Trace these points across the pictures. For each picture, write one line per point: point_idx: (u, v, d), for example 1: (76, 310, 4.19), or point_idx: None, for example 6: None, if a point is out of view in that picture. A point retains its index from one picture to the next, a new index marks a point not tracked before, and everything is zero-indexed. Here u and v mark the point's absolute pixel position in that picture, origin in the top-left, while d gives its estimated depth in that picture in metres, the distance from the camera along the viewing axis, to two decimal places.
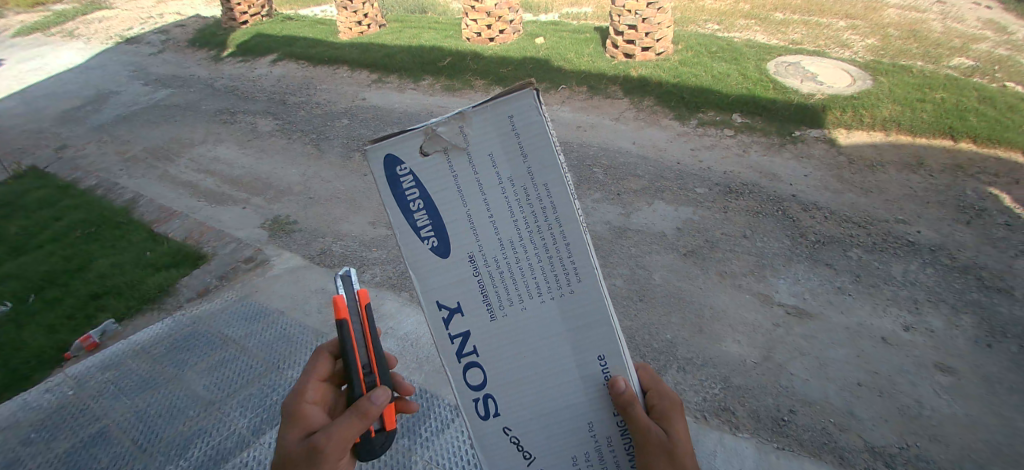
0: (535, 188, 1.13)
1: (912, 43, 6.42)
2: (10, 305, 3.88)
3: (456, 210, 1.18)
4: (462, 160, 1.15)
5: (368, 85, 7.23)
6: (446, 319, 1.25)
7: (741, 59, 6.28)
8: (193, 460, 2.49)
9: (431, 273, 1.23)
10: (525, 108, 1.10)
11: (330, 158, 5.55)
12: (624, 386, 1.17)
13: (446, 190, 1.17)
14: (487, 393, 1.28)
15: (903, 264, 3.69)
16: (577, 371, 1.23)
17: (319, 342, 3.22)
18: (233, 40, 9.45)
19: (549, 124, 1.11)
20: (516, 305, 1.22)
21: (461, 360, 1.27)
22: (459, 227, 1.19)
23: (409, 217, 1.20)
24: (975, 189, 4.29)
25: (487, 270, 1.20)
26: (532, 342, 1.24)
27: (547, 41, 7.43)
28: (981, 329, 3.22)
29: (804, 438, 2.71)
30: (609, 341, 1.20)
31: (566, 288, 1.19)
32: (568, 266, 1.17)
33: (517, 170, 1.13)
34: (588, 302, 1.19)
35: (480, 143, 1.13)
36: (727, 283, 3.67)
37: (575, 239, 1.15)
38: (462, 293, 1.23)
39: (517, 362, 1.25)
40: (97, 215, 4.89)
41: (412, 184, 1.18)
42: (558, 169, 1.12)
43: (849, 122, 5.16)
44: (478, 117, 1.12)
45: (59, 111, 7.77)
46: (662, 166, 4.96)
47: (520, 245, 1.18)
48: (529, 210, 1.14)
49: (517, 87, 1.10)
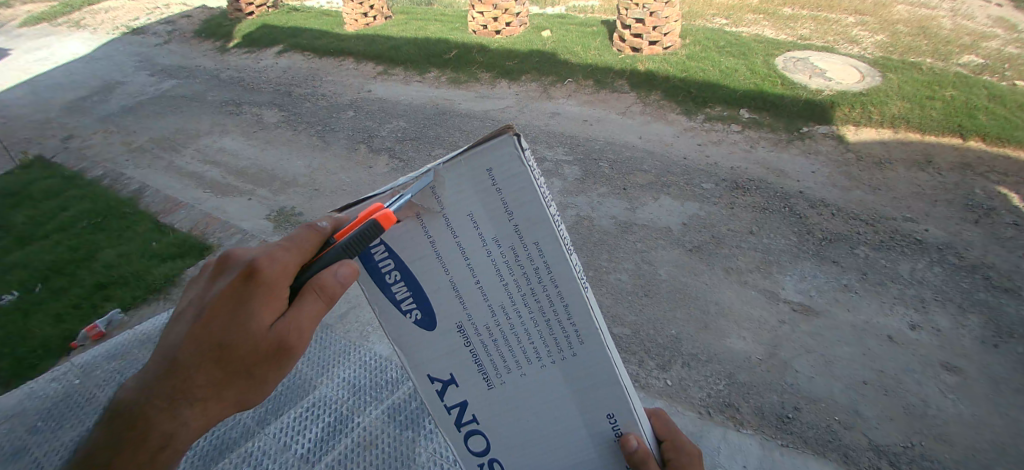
0: (525, 247, 1.02)
1: (921, 40, 6.35)
2: (18, 294, 3.90)
3: (437, 280, 1.09)
4: (438, 224, 1.03)
5: (373, 77, 7.21)
6: (440, 391, 1.23)
7: (749, 54, 6.23)
8: (198, 450, 2.39)
9: (419, 346, 1.18)
10: (505, 158, 0.96)
11: (335, 150, 5.55)
12: (636, 445, 1.11)
13: (424, 258, 1.07)
14: (492, 459, 1.27)
15: (910, 263, 3.66)
16: (586, 431, 1.18)
17: (323, 333, 3.20)
18: (239, 31, 9.44)
19: (534, 173, 0.97)
20: (514, 372, 1.18)
21: (461, 428, 1.26)
22: (444, 296, 1.11)
23: (385, 291, 1.12)
24: (984, 188, 4.24)
25: (478, 339, 1.15)
26: (535, 406, 1.20)
27: (554, 35, 7.40)
28: (988, 329, 3.20)
29: (808, 436, 2.70)
30: (617, 401, 1.13)
31: (567, 351, 1.12)
32: (567, 328, 1.09)
33: (502, 229, 1.01)
34: (590, 362, 1.11)
35: (456, 204, 1.01)
36: (732, 279, 3.65)
37: (573, 299, 1.05)
38: (453, 365, 1.19)
39: (520, 427, 1.22)
40: (104, 205, 4.91)
41: (385, 255, 1.08)
42: (547, 223, 0.99)
43: (857, 119, 5.11)
44: (450, 173, 0.99)
45: (66, 101, 7.80)
46: (668, 161, 4.94)
47: (513, 310, 1.10)
48: (521, 271, 1.05)
49: (493, 134, 0.96)
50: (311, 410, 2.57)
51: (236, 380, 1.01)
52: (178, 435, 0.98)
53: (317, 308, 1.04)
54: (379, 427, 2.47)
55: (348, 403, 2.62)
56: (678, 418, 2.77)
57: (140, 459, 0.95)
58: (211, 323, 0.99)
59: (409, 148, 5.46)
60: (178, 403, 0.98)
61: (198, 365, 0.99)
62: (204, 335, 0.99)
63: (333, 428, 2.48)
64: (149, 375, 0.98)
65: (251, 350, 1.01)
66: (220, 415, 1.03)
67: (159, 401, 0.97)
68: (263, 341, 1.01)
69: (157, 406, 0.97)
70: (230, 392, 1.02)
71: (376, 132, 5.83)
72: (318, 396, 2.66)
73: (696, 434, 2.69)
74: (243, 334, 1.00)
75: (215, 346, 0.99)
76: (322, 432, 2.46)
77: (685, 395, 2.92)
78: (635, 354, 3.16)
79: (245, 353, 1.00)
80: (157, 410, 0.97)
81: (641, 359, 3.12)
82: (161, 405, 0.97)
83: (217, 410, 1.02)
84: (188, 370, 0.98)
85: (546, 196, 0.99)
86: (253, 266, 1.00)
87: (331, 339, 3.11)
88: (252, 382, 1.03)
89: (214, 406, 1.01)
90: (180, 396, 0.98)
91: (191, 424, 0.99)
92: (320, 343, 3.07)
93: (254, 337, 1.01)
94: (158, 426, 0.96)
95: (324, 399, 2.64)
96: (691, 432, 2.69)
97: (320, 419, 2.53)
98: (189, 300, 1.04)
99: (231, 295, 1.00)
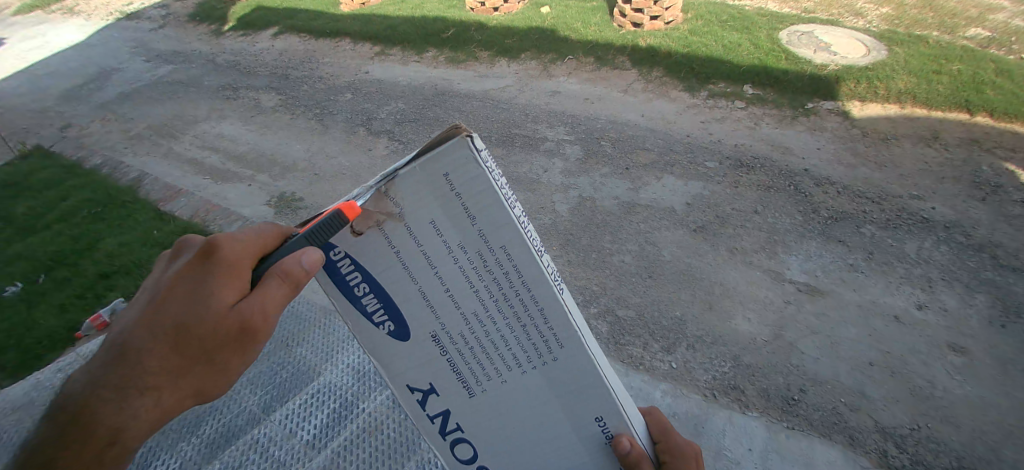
0: (492, 252, 1.02)
1: (927, 13, 6.19)
2: (21, 285, 3.88)
3: (406, 290, 1.08)
4: (401, 233, 1.01)
5: (370, 58, 7.08)
6: (421, 400, 1.22)
7: (752, 28, 6.09)
8: (203, 437, 2.39)
9: (396, 357, 1.17)
10: (462, 160, 0.95)
11: (334, 134, 5.48)
12: (629, 447, 1.14)
13: (390, 269, 1.05)
14: (481, 466, 1.29)
15: (917, 241, 3.61)
16: (576, 435, 1.19)
17: (328, 319, 3.13)
18: (234, 14, 9.27)
19: (491, 173, 0.97)
20: (495, 379, 1.17)
21: (446, 436, 1.26)
22: (414, 305, 1.10)
23: (355, 304, 1.11)
24: (992, 165, 4.16)
25: (455, 348, 1.15)
26: (520, 412, 1.20)
27: (553, 11, 7.23)
28: (995, 309, 3.16)
29: (814, 418, 2.69)
30: (605, 405, 1.14)
31: (547, 357, 1.11)
32: (545, 333, 1.09)
33: (467, 234, 1.01)
34: (571, 366, 1.11)
35: (417, 211, 0.99)
36: (737, 259, 3.60)
37: (547, 302, 1.05)
38: (433, 375, 1.19)
39: (507, 433, 1.23)
40: (104, 194, 4.86)
41: (351, 267, 1.06)
42: (512, 226, 0.99)
43: (863, 94, 5.01)
44: (407, 181, 0.97)
45: (61, 89, 7.69)
46: (672, 139, 4.86)
47: (487, 317, 1.10)
48: (490, 276, 1.04)
49: (446, 136, 0.95)
50: (314, 397, 2.56)
51: (193, 366, 1.00)
52: (124, 432, 0.96)
53: (282, 290, 1.01)
54: (384, 413, 2.46)
55: (352, 389, 2.60)
56: (683, 402, 2.76)
57: (89, 456, 0.95)
58: (168, 305, 0.99)
59: (408, 131, 5.38)
60: (126, 395, 0.97)
61: (152, 349, 0.98)
62: (162, 319, 0.99)
63: (341, 413, 2.47)
64: (101, 363, 0.98)
65: (211, 332, 0.99)
66: (177, 409, 1.01)
67: (108, 393, 0.96)
68: (223, 323, 0.99)
69: (103, 398, 0.96)
70: (187, 380, 1.00)
71: (374, 114, 5.75)
72: (322, 382, 2.64)
73: (701, 417, 2.67)
74: (200, 316, 0.98)
75: (170, 328, 0.98)
76: (328, 417, 2.46)
77: (690, 377, 2.90)
78: (639, 337, 3.12)
79: (202, 336, 0.99)
80: (104, 401, 0.96)
81: (645, 341, 3.09)
82: (111, 395, 0.96)
83: (171, 403, 0.99)
84: (141, 354, 0.97)
85: (509, 197, 0.98)
86: (213, 245, 1.01)
87: (335, 325, 3.05)
88: (213, 368, 1.01)
89: (168, 397, 0.99)
90: (129, 386, 0.97)
91: (142, 417, 0.97)
92: (324, 330, 3.02)
93: (215, 319, 0.99)
94: (103, 422, 0.96)
95: (329, 385, 2.62)
96: (696, 415, 2.67)
97: (325, 405, 2.52)
98: (152, 287, 1.05)
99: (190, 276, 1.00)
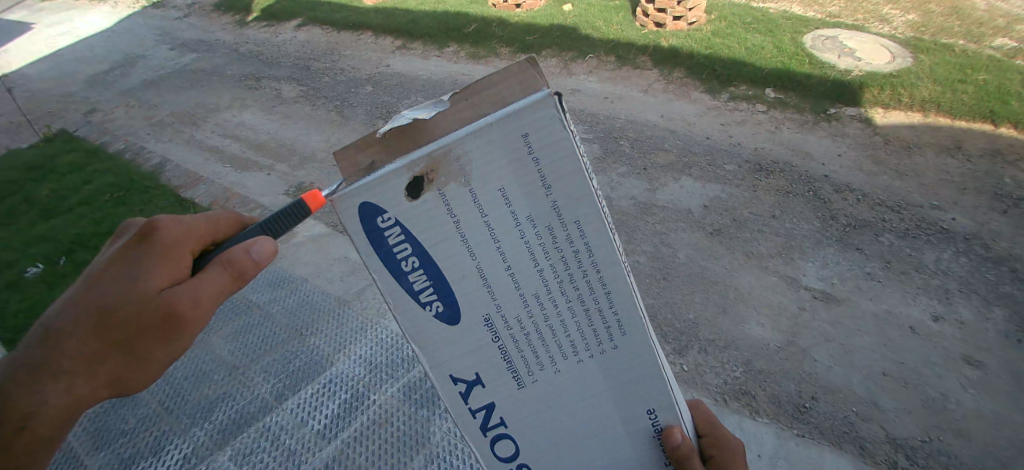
0: (563, 227, 1.06)
1: (954, 20, 6.07)
2: (42, 266, 3.95)
3: (464, 266, 1.11)
4: (465, 201, 1.05)
5: (390, 51, 7.10)
6: (464, 393, 1.25)
7: (777, 31, 6.01)
8: (217, 423, 2.46)
9: (442, 343, 1.20)
10: (545, 121, 0.99)
11: (353, 126, 5.51)
12: (681, 439, 1.21)
13: (447, 241, 1.09)
14: (520, 464, 1.31)
15: (936, 252, 3.55)
16: (624, 429, 1.25)
17: (341, 309, 3.12)
18: (258, 4, 9.34)
19: (573, 139, 1.00)
20: (548, 369, 1.22)
21: (487, 432, 1.29)
22: (470, 284, 1.13)
23: (404, 281, 1.13)
24: (1015, 178, 4.08)
25: (509, 334, 1.19)
26: (570, 404, 1.25)
27: (575, 8, 7.19)
28: (1013, 323, 3.11)
29: (824, 426, 2.67)
30: (658, 396, 1.22)
31: (608, 344, 1.18)
32: (609, 319, 1.15)
33: (539, 207, 1.04)
34: (629, 354, 1.18)
35: (488, 179, 1.03)
36: (753, 264, 3.57)
37: (614, 285, 1.11)
38: (480, 364, 1.22)
39: (553, 427, 1.27)
40: (126, 179, 4.94)
41: (400, 238, 1.09)
42: (590, 200, 1.03)
43: (887, 101, 4.93)
44: (480, 142, 1.00)
45: (87, 74, 7.80)
46: (691, 141, 4.82)
47: (549, 298, 1.14)
48: (558, 253, 1.09)
49: (533, 97, 0.99)
50: (326, 387, 2.59)
51: (115, 351, 1.14)
52: (45, 411, 1.11)
53: (222, 280, 1.20)
54: (394, 405, 2.47)
55: (364, 380, 2.61)
56: None
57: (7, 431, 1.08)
58: (101, 288, 1.14)
59: None
60: (51, 374, 1.10)
61: (80, 331, 1.12)
62: (92, 303, 1.13)
63: (351, 404, 2.49)
64: (33, 342, 1.12)
65: (138, 316, 1.14)
66: (97, 389, 1.15)
67: (32, 371, 1.10)
68: (153, 307, 1.14)
69: (27, 376, 1.10)
70: (112, 360, 1.14)
71: (393, 107, 5.78)
72: (334, 373, 2.66)
73: None
74: (130, 299, 1.13)
75: (100, 309, 1.12)
76: (339, 408, 2.48)
77: (702, 381, 2.90)
78: None
79: (129, 318, 1.13)
80: (27, 378, 1.09)
81: (657, 343, 3.09)
82: (39, 371, 1.10)
83: (93, 382, 1.13)
84: (71, 333, 1.11)
85: (589, 169, 1.03)
86: (155, 236, 1.17)
87: (349, 316, 3.05)
88: (135, 352, 1.15)
89: (91, 377, 1.13)
90: (54, 366, 1.10)
91: (65, 394, 1.11)
92: (338, 320, 3.02)
93: (146, 302, 1.14)
94: (22, 401, 1.09)
95: (340, 375, 2.64)
96: None
97: (336, 396, 2.54)
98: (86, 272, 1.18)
99: (127, 262, 1.15)
